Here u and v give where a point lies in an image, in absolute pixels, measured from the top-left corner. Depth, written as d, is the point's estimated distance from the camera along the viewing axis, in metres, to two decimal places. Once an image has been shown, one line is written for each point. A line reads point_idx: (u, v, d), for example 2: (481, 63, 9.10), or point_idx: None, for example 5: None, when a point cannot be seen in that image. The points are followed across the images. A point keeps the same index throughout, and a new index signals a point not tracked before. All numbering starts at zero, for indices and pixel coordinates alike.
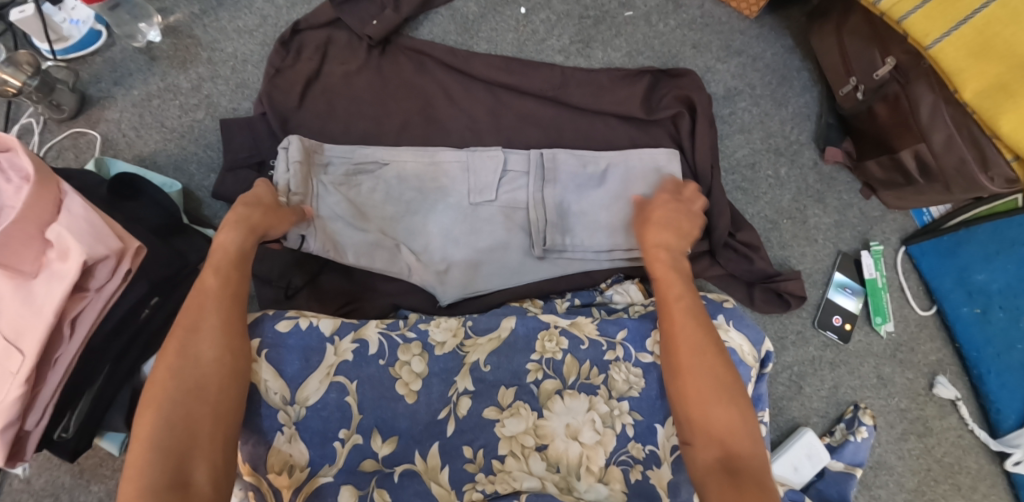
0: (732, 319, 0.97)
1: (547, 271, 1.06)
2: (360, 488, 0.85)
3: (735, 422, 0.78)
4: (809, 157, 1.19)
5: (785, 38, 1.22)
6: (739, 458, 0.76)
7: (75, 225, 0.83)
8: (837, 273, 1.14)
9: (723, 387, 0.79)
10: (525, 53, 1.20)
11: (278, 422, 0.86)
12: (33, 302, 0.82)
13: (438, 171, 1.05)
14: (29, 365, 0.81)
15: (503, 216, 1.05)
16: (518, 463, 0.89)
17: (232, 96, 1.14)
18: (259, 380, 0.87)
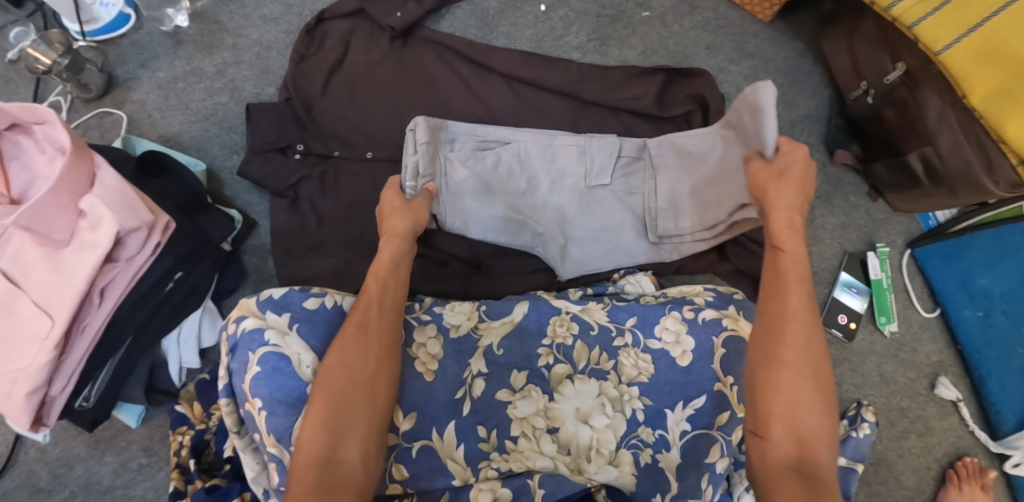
0: (742, 310, 1.02)
1: (641, 254, 1.08)
2: None
3: (822, 424, 0.76)
4: (818, 159, 1.22)
5: (797, 42, 1.25)
6: (817, 460, 0.75)
7: (109, 196, 0.86)
8: (842, 272, 1.17)
9: (818, 387, 0.77)
10: (543, 49, 1.22)
11: (306, 393, 0.84)
12: (66, 270, 0.85)
13: (554, 153, 1.07)
14: (60, 330, 0.84)
15: (616, 199, 1.07)
16: (529, 444, 0.92)
17: (254, 81, 1.16)
18: (292, 353, 0.85)
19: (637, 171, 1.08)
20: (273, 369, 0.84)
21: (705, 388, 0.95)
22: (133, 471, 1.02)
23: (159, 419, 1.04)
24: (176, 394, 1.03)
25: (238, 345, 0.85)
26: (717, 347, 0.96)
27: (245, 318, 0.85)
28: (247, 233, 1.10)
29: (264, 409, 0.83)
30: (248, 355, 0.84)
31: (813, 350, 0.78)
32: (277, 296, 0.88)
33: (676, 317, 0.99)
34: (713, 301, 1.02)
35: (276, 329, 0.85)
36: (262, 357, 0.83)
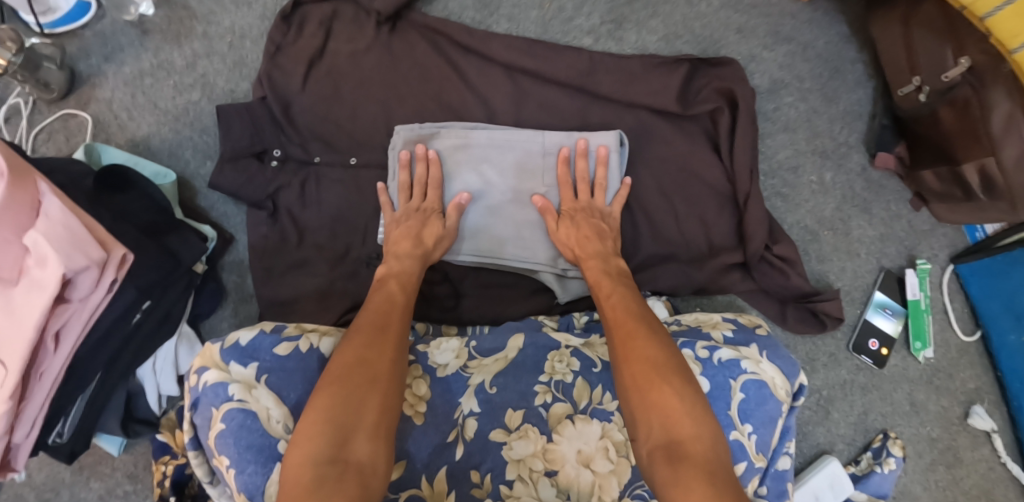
0: (766, 350, 0.90)
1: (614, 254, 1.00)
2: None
3: (677, 402, 0.75)
4: (858, 162, 1.08)
5: (841, 25, 1.09)
6: (687, 445, 0.73)
7: (51, 232, 0.77)
8: (877, 292, 1.05)
9: (658, 377, 0.77)
10: (550, 33, 1.08)
11: (277, 451, 0.75)
12: (14, 316, 0.77)
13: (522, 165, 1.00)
14: (14, 380, 0.77)
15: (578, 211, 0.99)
16: (526, 489, 0.85)
17: (229, 76, 1.05)
18: (260, 408, 0.76)
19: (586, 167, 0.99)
20: (240, 426, 0.75)
21: None
22: (119, 499, 0.99)
23: (143, 445, 1.00)
24: (155, 424, 0.98)
25: (200, 400, 0.77)
26: (735, 391, 0.86)
27: (207, 371, 0.76)
28: (224, 249, 1.02)
29: (232, 467, 0.74)
30: (211, 410, 0.76)
31: (644, 341, 0.80)
32: (244, 342, 0.79)
33: (689, 356, 0.88)
34: (732, 336, 0.92)
35: (242, 383, 0.76)
36: (227, 414, 0.74)
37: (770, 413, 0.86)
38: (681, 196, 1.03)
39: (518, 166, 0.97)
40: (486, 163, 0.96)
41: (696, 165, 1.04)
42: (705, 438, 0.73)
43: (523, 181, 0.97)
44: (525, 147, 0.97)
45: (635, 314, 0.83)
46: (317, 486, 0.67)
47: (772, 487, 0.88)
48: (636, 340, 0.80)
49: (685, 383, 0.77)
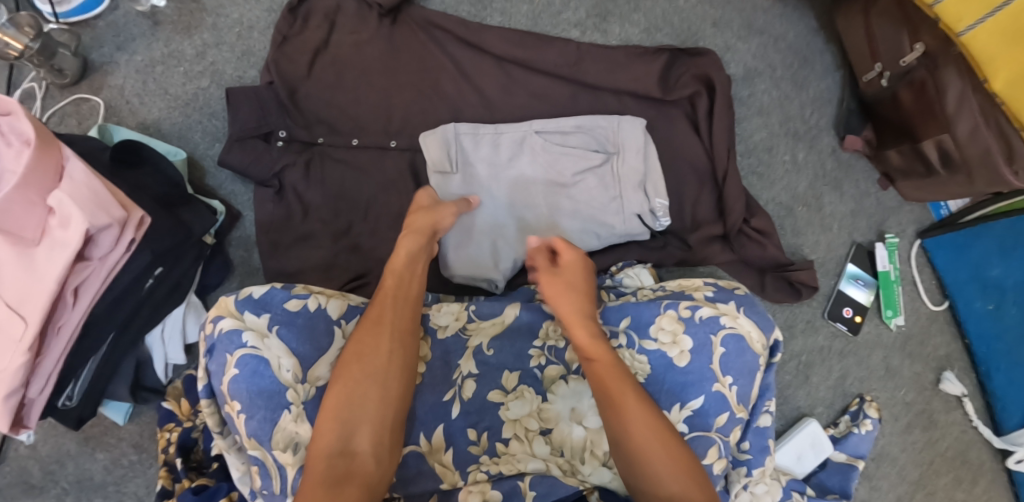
0: (743, 306, 0.92)
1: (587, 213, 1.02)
2: None
3: (682, 464, 0.74)
4: (827, 143, 1.16)
5: (809, 18, 1.18)
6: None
7: (76, 193, 0.81)
8: (850, 264, 1.12)
9: (662, 434, 0.75)
10: (540, 26, 1.16)
11: (285, 399, 0.78)
12: (36, 273, 0.80)
13: (527, 172, 1.03)
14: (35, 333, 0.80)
15: (556, 190, 1.02)
16: (522, 446, 0.88)
17: (237, 65, 1.11)
18: (271, 356, 0.79)
19: (526, 148, 1.03)
20: (252, 372, 0.78)
21: (703, 387, 0.87)
22: (125, 468, 1.02)
23: (148, 415, 1.03)
24: (163, 391, 1.01)
25: (216, 347, 0.80)
26: (716, 346, 0.88)
27: (223, 318, 0.79)
28: (232, 225, 1.07)
29: (243, 413, 0.77)
30: (226, 356, 0.79)
31: (628, 392, 0.77)
32: (258, 295, 0.82)
33: (672, 315, 0.90)
34: (713, 296, 0.93)
35: (255, 331, 0.79)
36: (241, 360, 0.78)
37: (748, 366, 0.88)
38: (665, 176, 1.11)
39: (546, 158, 1.03)
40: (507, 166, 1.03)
41: (677, 150, 1.11)
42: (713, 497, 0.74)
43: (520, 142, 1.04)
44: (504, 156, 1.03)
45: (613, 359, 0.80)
46: (329, 479, 0.71)
47: (754, 442, 0.93)
48: (625, 391, 0.77)
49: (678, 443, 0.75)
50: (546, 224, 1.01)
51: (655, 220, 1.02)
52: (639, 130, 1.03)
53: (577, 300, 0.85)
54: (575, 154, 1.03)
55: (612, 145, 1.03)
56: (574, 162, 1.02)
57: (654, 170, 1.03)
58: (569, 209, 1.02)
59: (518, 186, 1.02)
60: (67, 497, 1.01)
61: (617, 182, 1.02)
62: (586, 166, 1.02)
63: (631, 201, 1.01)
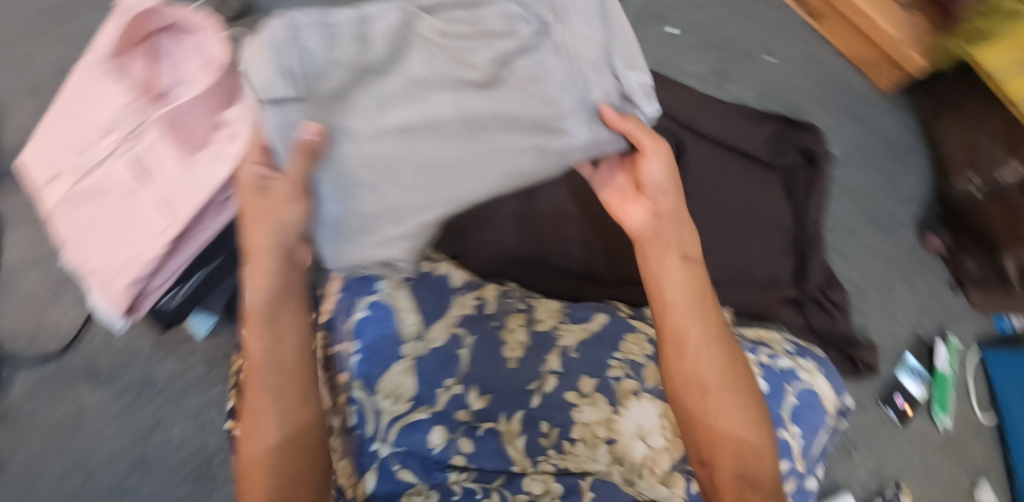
0: (821, 366, 0.98)
1: (506, 110, 0.72)
2: (450, 432, 0.87)
3: (743, 430, 0.73)
4: (907, 239, 1.22)
5: (910, 121, 1.27)
6: (760, 479, 0.72)
7: (239, 122, 0.82)
8: (909, 353, 1.16)
9: (742, 408, 0.73)
10: (666, 70, 1.23)
11: (401, 350, 0.89)
12: (185, 181, 0.83)
13: (420, 107, 0.71)
14: (165, 237, 0.84)
15: (450, 107, 0.71)
16: (587, 449, 0.90)
17: None
18: (399, 308, 0.92)
19: (432, 90, 0.71)
20: (381, 317, 0.91)
21: (770, 431, 0.88)
22: (188, 381, 1.05)
23: (226, 336, 1.07)
24: None
25: (356, 288, 0.93)
26: (789, 394, 0.92)
27: (364, 267, 0.94)
28: None
29: (359, 354, 0.89)
30: (361, 298, 0.92)
31: (697, 362, 0.74)
32: None
33: (753, 359, 0.93)
34: (791, 350, 0.99)
35: (391, 282, 0.93)
36: (373, 305, 0.91)
37: (815, 422, 0.93)
38: (756, 232, 1.15)
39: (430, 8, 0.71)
40: (350, 95, 0.70)
41: (767, 211, 1.16)
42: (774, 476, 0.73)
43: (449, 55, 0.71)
44: (363, 57, 0.70)
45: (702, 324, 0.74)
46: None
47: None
48: (696, 368, 0.73)
49: (743, 413, 0.73)
50: (504, 153, 0.73)
51: (640, 104, 0.71)
52: None
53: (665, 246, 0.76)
54: (472, 39, 0.71)
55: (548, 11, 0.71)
56: (489, 47, 0.71)
57: (623, 25, 0.69)
58: (479, 110, 0.72)
59: (447, 121, 0.72)
60: (127, 393, 1.05)
61: (542, 70, 0.72)
62: (491, 32, 0.71)
63: (506, 42, 0.71)
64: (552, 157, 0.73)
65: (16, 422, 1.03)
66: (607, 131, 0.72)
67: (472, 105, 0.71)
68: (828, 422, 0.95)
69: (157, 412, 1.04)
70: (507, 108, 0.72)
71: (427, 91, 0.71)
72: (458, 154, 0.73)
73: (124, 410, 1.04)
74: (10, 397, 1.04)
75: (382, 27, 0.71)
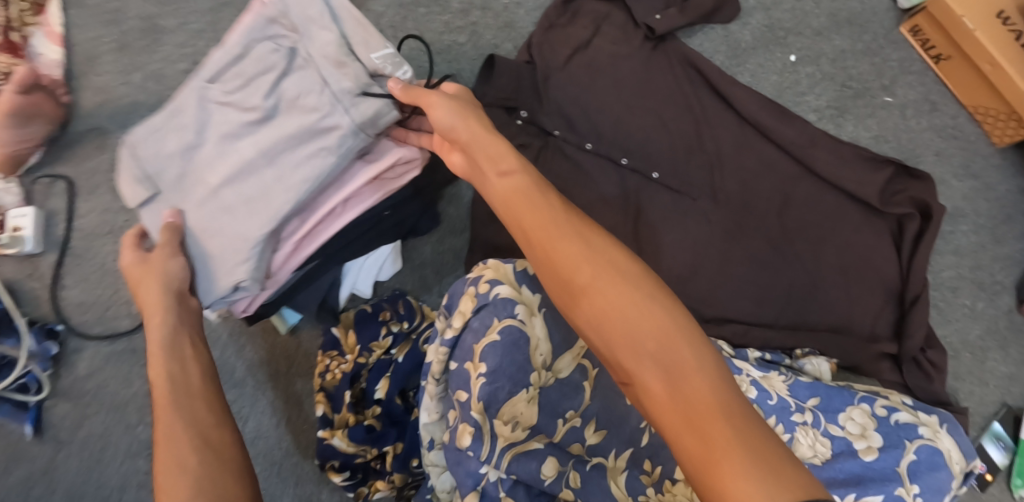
0: (945, 425, 0.95)
1: (309, 155, 0.78)
2: (560, 465, 0.80)
3: (673, 330, 0.62)
4: (1006, 302, 1.17)
5: (1022, 179, 1.21)
6: (689, 385, 0.59)
7: (337, 80, 0.78)
8: (995, 422, 1.13)
9: (648, 302, 0.63)
10: (780, 98, 1.18)
11: (528, 378, 0.81)
12: (279, 165, 0.79)
13: (223, 162, 0.80)
14: (272, 214, 0.78)
15: (245, 169, 0.79)
16: (687, 489, 0.84)
17: (495, 32, 1.12)
18: (533, 336, 0.82)
19: (196, 142, 0.81)
20: (511, 344, 0.80)
21: (885, 487, 0.88)
22: (262, 376, 1.00)
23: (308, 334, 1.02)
24: (337, 316, 0.98)
25: (487, 307, 0.82)
26: (908, 451, 0.91)
27: (502, 284, 0.82)
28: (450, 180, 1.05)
29: (486, 377, 0.79)
30: (492, 320, 0.81)
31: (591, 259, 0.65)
32: (533, 272, 0.86)
33: (865, 410, 0.95)
34: (912, 405, 0.97)
35: (526, 307, 0.83)
36: (507, 329, 0.80)
37: (940, 484, 0.89)
38: (858, 281, 1.11)
39: (361, 43, 0.79)
40: (194, 169, 0.81)
41: (874, 261, 1.12)
42: (807, 479, 0.55)
43: (219, 101, 0.80)
44: (177, 132, 0.81)
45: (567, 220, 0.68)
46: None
47: None
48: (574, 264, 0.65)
49: (658, 317, 0.62)
50: (297, 167, 0.79)
51: (389, 72, 0.80)
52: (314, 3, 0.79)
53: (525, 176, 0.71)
54: (241, 91, 0.80)
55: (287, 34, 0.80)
56: (257, 86, 0.79)
57: (352, 20, 0.80)
58: (276, 144, 0.79)
59: (217, 170, 0.80)
60: None
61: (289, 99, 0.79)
62: (251, 73, 0.79)
63: (343, 84, 0.78)
64: (335, 153, 0.78)
65: (83, 397, 0.99)
66: (374, 104, 0.78)
67: (224, 137, 0.80)
68: (954, 485, 0.91)
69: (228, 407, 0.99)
70: (272, 155, 0.79)
71: (160, 131, 0.81)
72: (249, 201, 0.79)
73: None
74: (77, 370, 1.00)
75: (324, 52, 0.78)
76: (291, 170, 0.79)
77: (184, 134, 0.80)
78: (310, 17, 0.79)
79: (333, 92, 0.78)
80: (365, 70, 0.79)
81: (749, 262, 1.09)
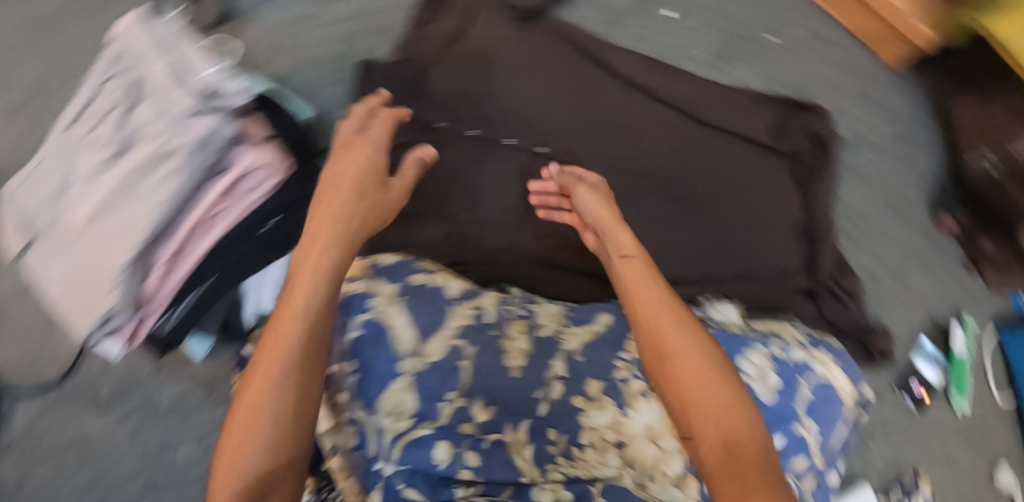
0: (837, 357, 0.96)
1: (157, 179, 0.83)
2: (454, 446, 0.84)
3: (728, 396, 0.65)
4: (920, 220, 1.18)
5: (920, 97, 1.21)
6: (739, 438, 0.63)
7: (175, 103, 0.83)
8: (922, 337, 1.14)
9: (705, 355, 0.68)
10: (664, 56, 1.18)
11: (398, 367, 0.87)
12: (136, 192, 0.83)
13: (89, 199, 0.85)
14: (134, 238, 0.82)
15: (107, 200, 0.84)
16: (595, 454, 0.88)
17: (371, 37, 1.14)
18: (394, 325, 0.89)
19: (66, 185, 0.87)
20: (373, 338, 0.87)
21: (784, 427, 0.86)
22: (190, 403, 1.04)
23: (225, 356, 1.05)
24: (246, 336, 1.03)
25: (347, 306, 0.90)
26: (803, 389, 0.90)
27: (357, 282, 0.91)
28: None
29: (355, 372, 0.86)
30: (353, 317, 0.89)
31: (664, 314, 0.71)
32: (388, 265, 0.96)
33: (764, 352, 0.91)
34: (805, 342, 0.96)
35: (384, 299, 0.90)
36: (366, 323, 0.88)
37: (832, 415, 0.91)
38: (765, 222, 1.11)
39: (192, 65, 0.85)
40: (66, 208, 0.87)
41: (778, 200, 1.12)
42: None
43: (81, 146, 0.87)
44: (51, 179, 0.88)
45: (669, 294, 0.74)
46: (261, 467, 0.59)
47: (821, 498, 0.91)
48: (653, 302, 0.73)
49: (708, 362, 0.67)
50: (149, 192, 0.83)
51: (220, 88, 0.85)
52: (147, 38, 0.86)
53: (636, 245, 0.82)
54: (95, 131, 0.87)
55: (129, 72, 0.87)
56: (109, 126, 0.85)
57: (182, 46, 0.86)
58: (127, 176, 0.83)
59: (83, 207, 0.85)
60: (130, 418, 1.03)
61: (139, 131, 0.85)
62: (100, 114, 0.86)
63: (178, 107, 0.83)
64: (179, 172, 0.82)
65: (23, 451, 1.02)
66: (203, 119, 0.82)
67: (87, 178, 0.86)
68: (847, 413, 0.94)
69: (163, 436, 1.03)
70: (128, 184, 0.83)
71: (37, 183, 0.89)
72: (114, 229, 0.84)
73: (129, 436, 1.02)
74: (14, 424, 1.03)
75: (160, 82, 0.85)
76: (146, 194, 0.83)
77: (57, 180, 0.87)
78: (144, 51, 0.86)
79: (171, 116, 0.83)
80: (197, 90, 0.84)
81: (654, 224, 1.10)
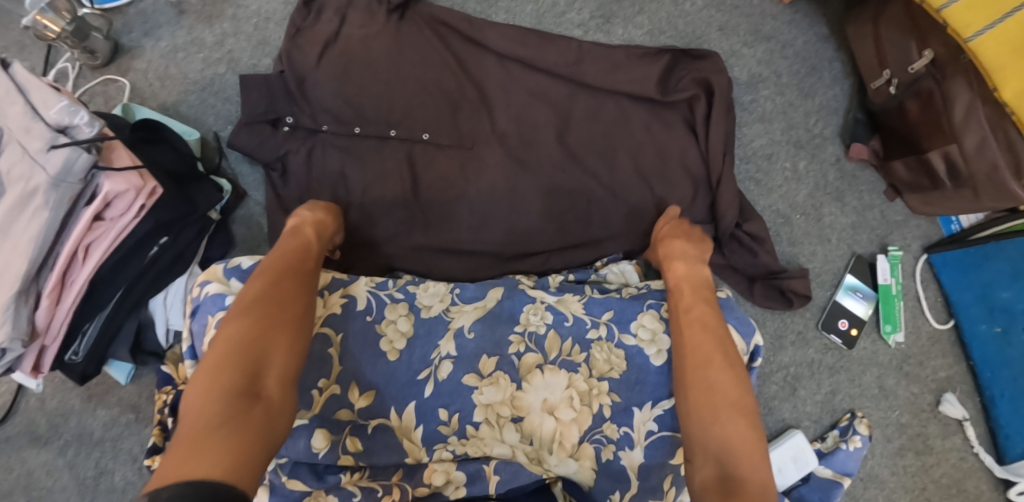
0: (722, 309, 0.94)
1: (32, 217, 0.86)
2: (333, 434, 0.87)
3: (740, 435, 0.79)
4: (832, 153, 1.14)
5: (820, 26, 1.16)
6: (742, 472, 0.77)
7: (29, 144, 0.84)
8: (848, 275, 1.10)
9: (729, 395, 0.82)
10: (543, 25, 1.17)
11: None
12: (9, 235, 0.86)
13: None
14: (14, 278, 0.87)
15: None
16: (491, 431, 0.90)
17: (252, 53, 1.17)
18: None
19: None
20: None
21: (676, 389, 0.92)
22: (121, 426, 1.08)
23: (147, 377, 1.10)
24: (162, 355, 1.07)
25: (201, 307, 0.90)
26: None
27: (209, 283, 0.89)
28: (236, 204, 1.12)
29: None
30: (208, 318, 0.89)
31: (711, 359, 0.85)
32: (245, 266, 0.91)
33: (654, 314, 0.95)
34: None
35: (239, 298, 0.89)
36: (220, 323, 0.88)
37: None
38: (659, 178, 1.09)
39: (40, 103, 0.87)
40: None
41: (669, 150, 1.09)
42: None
43: None
44: None
45: (712, 337, 0.87)
46: (223, 420, 0.72)
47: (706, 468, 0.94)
48: (704, 346, 0.86)
49: (742, 396, 0.82)
50: (24, 230, 0.86)
51: (70, 122, 0.87)
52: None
53: (701, 294, 0.92)
54: None
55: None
56: None
57: (32, 83, 0.88)
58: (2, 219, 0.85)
59: None
60: (67, 449, 1.07)
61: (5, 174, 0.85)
62: None
63: (33, 145, 0.85)
64: (46, 207, 0.86)
65: None
66: (57, 153, 0.85)
67: None
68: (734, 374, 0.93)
69: (98, 462, 1.07)
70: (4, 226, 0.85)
71: None
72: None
73: (66, 466, 1.07)
74: None
75: (13, 124, 0.85)
76: (21, 231, 0.86)
77: None
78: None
79: (30, 155, 0.85)
80: (49, 126, 0.86)
81: (539, 191, 1.09)
